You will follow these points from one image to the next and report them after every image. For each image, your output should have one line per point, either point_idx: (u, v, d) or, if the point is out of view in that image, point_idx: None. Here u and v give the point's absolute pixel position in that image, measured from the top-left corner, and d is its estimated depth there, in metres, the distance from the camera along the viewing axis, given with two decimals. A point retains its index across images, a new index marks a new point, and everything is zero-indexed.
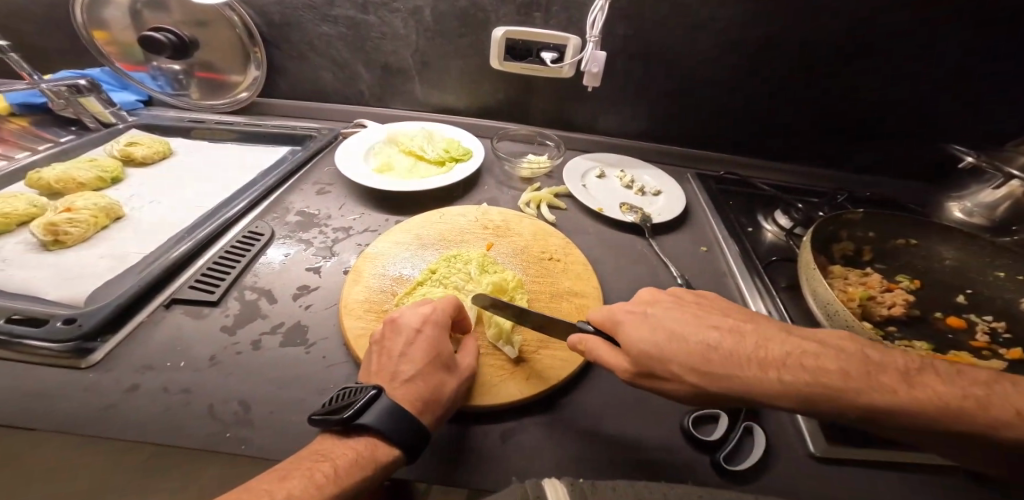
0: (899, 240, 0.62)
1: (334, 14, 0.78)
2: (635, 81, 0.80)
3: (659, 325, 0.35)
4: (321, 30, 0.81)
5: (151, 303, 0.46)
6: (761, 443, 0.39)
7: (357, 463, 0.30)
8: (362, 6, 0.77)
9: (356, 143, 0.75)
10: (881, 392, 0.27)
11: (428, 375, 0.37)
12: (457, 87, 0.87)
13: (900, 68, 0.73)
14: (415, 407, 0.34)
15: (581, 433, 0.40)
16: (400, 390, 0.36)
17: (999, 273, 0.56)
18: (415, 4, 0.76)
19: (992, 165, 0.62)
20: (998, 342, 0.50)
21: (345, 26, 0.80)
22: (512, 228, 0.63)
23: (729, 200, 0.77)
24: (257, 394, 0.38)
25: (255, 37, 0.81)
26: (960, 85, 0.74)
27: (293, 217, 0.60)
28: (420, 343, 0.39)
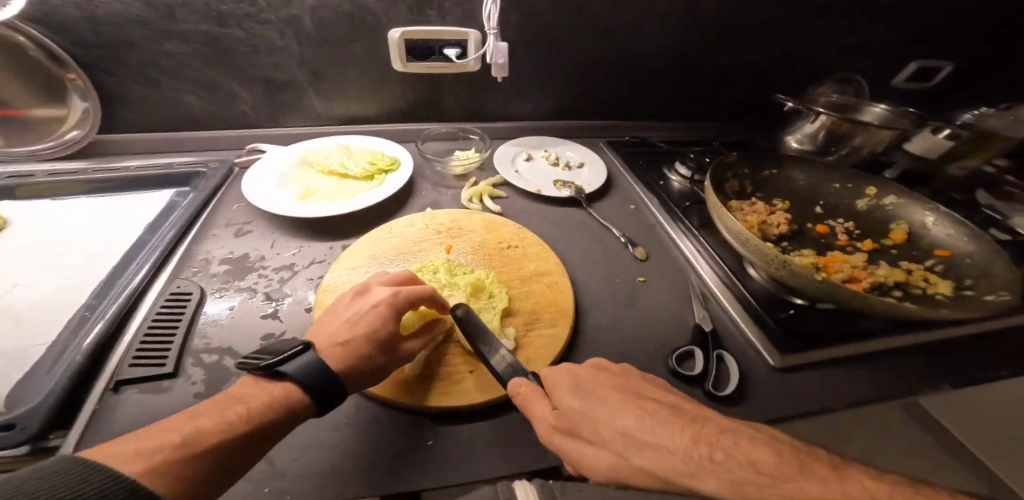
0: (766, 170, 0.77)
1: (182, 30, 0.67)
2: (536, 66, 0.85)
3: (570, 385, 0.38)
4: (165, 47, 0.68)
5: (91, 391, 0.36)
6: (735, 367, 0.48)
7: (269, 405, 0.33)
8: (219, 18, 0.67)
9: (262, 172, 0.67)
10: (673, 455, 0.30)
11: (359, 347, 0.40)
12: (361, 95, 0.82)
13: (740, 37, 0.90)
14: (337, 368, 0.38)
15: None
16: (331, 353, 0.39)
17: (835, 184, 0.75)
18: (289, 12, 0.68)
19: (809, 108, 0.83)
20: (853, 238, 0.68)
21: (202, 42, 0.69)
22: (463, 225, 0.63)
23: (640, 160, 0.87)
24: (280, 449, 0.38)
25: (65, 59, 0.66)
26: (782, 44, 0.93)
27: (219, 267, 0.52)
28: (366, 319, 0.41)
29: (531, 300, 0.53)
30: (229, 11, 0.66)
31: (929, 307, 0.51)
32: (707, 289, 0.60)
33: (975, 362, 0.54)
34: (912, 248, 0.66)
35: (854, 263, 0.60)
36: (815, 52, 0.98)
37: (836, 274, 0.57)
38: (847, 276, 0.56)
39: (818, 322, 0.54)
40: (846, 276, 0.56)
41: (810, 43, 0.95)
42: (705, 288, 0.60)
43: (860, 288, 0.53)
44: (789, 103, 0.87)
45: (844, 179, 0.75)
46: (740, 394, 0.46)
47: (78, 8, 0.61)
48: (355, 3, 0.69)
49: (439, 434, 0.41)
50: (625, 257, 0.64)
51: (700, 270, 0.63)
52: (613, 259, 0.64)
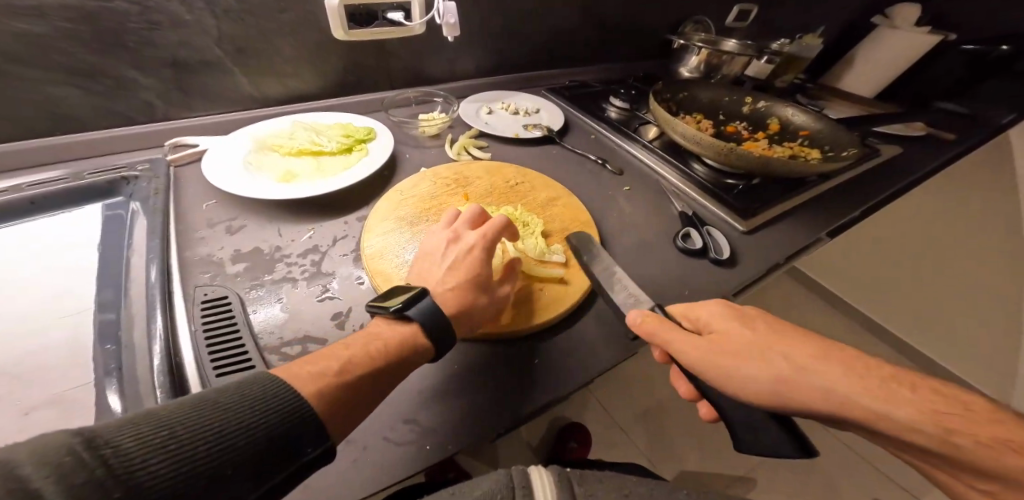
0: (681, 94, 0.94)
1: (33, 3, 0.50)
2: (473, 24, 0.87)
3: (720, 313, 0.39)
4: (16, 26, 0.50)
5: None
6: (720, 236, 0.63)
7: (400, 344, 0.36)
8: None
9: (220, 164, 0.58)
10: (848, 379, 0.32)
11: (466, 290, 0.43)
12: (298, 70, 0.74)
13: None
14: (451, 310, 0.41)
15: (638, 286, 0.55)
16: (444, 298, 0.42)
17: (729, 97, 0.97)
18: None
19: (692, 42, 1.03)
20: (751, 133, 0.90)
21: (68, 19, 0.52)
22: (468, 175, 0.65)
23: (582, 99, 0.97)
24: (416, 409, 0.39)
25: None
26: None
27: (235, 266, 0.47)
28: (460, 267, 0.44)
29: (558, 221, 0.59)
30: None
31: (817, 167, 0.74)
32: (675, 188, 0.75)
33: (836, 203, 0.81)
34: (786, 133, 0.90)
35: (760, 148, 0.81)
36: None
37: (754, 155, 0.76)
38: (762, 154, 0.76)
39: (755, 195, 0.74)
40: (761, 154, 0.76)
41: None
42: (674, 188, 0.75)
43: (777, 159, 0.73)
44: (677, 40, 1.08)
45: (732, 93, 0.97)
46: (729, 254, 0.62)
47: None
48: None
49: (541, 352, 0.46)
50: (606, 176, 0.75)
51: (665, 176, 0.77)
52: (599, 180, 0.74)
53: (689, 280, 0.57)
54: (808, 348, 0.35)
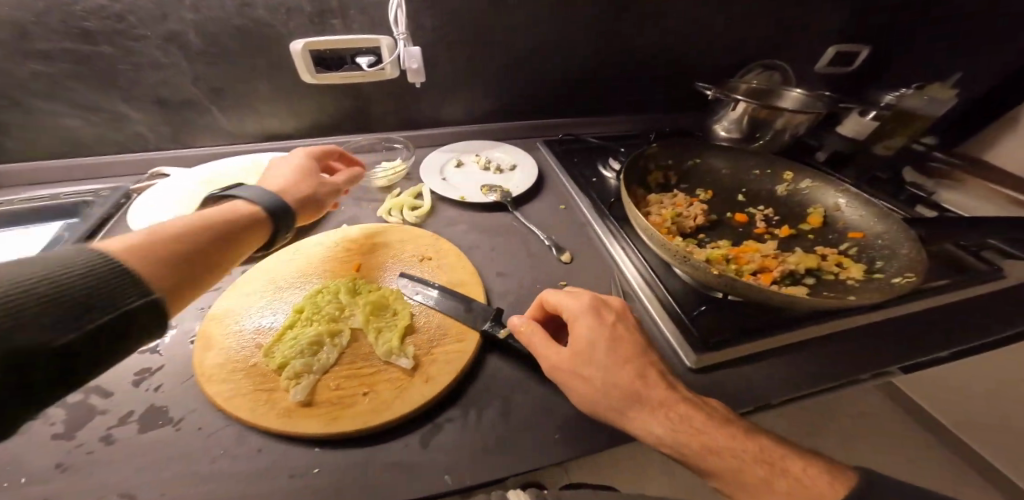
0: (688, 161, 0.72)
1: (40, 49, 0.56)
2: (458, 71, 0.83)
3: (583, 326, 0.40)
4: (28, 67, 0.57)
5: None
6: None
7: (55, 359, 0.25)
8: (82, 34, 0.56)
9: (158, 199, 0.61)
10: (683, 423, 0.35)
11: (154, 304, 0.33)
12: (275, 111, 0.75)
13: (670, 28, 0.89)
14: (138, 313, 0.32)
15: (509, 420, 0.42)
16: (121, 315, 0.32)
17: (758, 171, 0.71)
18: (168, 28, 0.60)
19: (723, 94, 0.79)
20: (772, 226, 0.64)
21: (69, 61, 0.58)
22: (376, 240, 0.60)
23: (573, 157, 0.87)
24: (142, 483, 0.34)
25: None
26: (709, 39, 0.93)
27: None
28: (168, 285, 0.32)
29: (440, 311, 0.51)
30: (96, 28, 0.56)
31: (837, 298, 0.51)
32: (631, 285, 0.61)
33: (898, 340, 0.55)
34: (829, 232, 0.63)
35: (767, 252, 0.57)
36: (749, 43, 0.97)
37: (746, 266, 0.54)
38: (757, 267, 0.53)
39: (728, 319, 0.55)
40: (756, 266, 0.53)
41: (742, 34, 0.94)
42: (626, 288, 0.61)
43: (769, 280, 0.51)
44: (706, 91, 0.82)
45: (763, 166, 0.71)
46: None
47: None
48: (249, 17, 0.62)
49: (328, 459, 0.38)
50: (550, 261, 0.64)
51: (624, 270, 0.64)
52: (538, 263, 0.63)
53: (577, 418, 0.43)
54: (635, 372, 0.38)
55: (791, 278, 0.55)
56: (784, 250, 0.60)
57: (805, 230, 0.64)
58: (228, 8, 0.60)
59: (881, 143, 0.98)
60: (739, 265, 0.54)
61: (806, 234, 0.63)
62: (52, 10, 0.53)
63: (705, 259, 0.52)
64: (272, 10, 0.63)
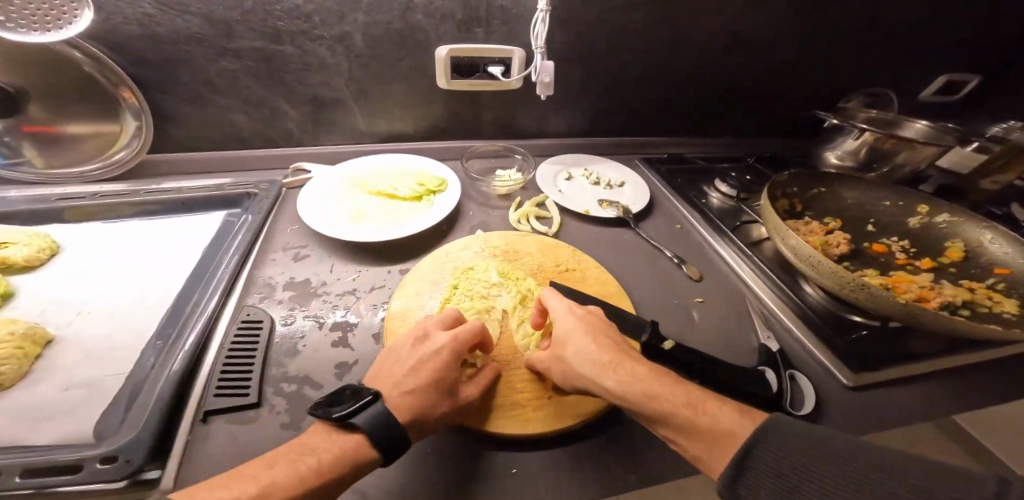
0: (814, 189, 0.72)
1: (236, 46, 0.62)
2: (573, 86, 0.86)
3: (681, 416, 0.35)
4: (220, 65, 0.63)
5: (184, 420, 0.36)
6: (807, 386, 0.49)
7: (340, 458, 0.32)
8: (273, 34, 0.63)
9: (311, 196, 0.65)
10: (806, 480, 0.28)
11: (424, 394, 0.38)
12: (404, 114, 0.80)
13: (778, 53, 0.90)
14: (408, 419, 0.36)
15: None
16: (400, 403, 0.36)
17: (888, 203, 0.70)
18: (341, 30, 0.65)
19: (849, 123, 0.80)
20: (911, 257, 0.63)
21: (255, 59, 0.64)
22: (518, 248, 0.62)
23: (678, 178, 0.88)
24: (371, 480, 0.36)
25: (123, 78, 0.60)
26: (811, 64, 0.94)
27: (283, 293, 0.51)
28: (430, 363, 0.39)
29: None
30: (285, 27, 0.62)
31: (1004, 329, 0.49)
32: (768, 309, 0.61)
33: None
34: (969, 266, 0.62)
35: (921, 284, 0.56)
36: (849, 69, 0.98)
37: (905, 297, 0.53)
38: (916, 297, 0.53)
39: (877, 344, 0.54)
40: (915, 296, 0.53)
41: (841, 63, 0.96)
42: (764, 310, 0.61)
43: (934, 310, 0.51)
44: (827, 118, 0.83)
45: (895, 196, 0.70)
46: (816, 408, 0.47)
47: (140, 25, 0.57)
48: (404, 19, 0.67)
49: (527, 462, 0.40)
50: (679, 278, 0.65)
51: (756, 291, 0.63)
52: (669, 281, 0.64)
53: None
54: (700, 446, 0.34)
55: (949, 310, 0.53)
56: (934, 283, 0.58)
57: (945, 264, 0.62)
58: (393, 11, 0.65)
59: (987, 180, 0.95)
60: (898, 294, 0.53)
61: (947, 269, 0.62)
62: (256, 11, 0.60)
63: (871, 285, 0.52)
64: (428, 16, 0.67)
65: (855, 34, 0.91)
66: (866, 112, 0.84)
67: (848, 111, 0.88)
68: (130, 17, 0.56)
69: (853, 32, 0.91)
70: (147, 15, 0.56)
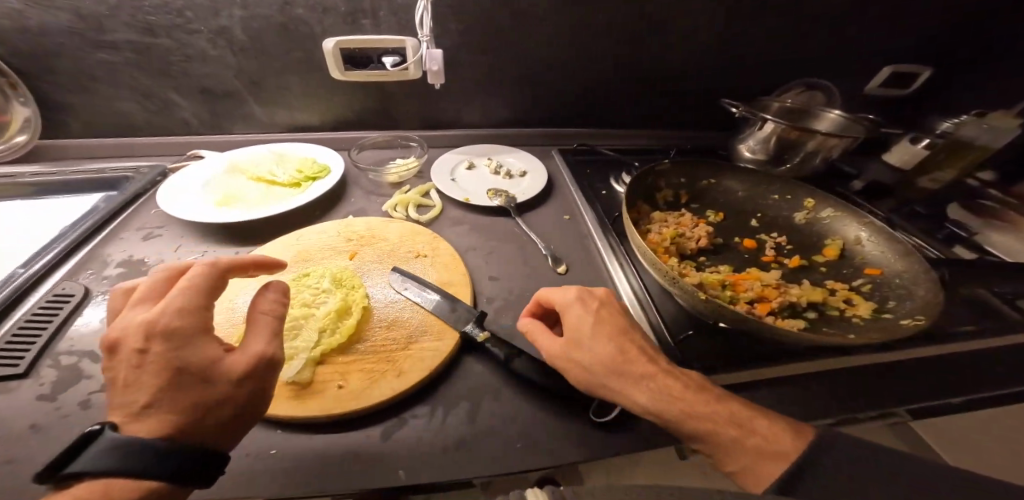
0: (703, 181, 0.70)
1: (112, 39, 0.63)
2: (486, 74, 0.82)
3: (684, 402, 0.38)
4: (99, 56, 0.65)
5: None
6: None
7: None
8: (147, 28, 0.63)
9: (185, 180, 0.67)
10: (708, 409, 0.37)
11: (172, 401, 0.29)
12: (306, 104, 0.78)
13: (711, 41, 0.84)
14: (167, 431, 0.28)
15: (461, 431, 0.43)
16: (141, 424, 0.28)
17: (777, 196, 0.67)
18: (217, 23, 0.65)
19: (751, 113, 0.76)
20: (782, 254, 0.60)
21: (136, 52, 0.65)
22: (377, 234, 0.63)
23: (587, 169, 0.86)
24: None
25: (5, 70, 0.63)
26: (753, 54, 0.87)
27: (113, 269, 0.54)
28: (154, 365, 0.29)
29: (424, 309, 0.53)
30: (157, 22, 0.63)
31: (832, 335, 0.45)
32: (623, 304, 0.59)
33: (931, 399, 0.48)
34: (843, 266, 0.57)
35: (768, 281, 0.53)
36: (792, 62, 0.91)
37: (743, 295, 0.51)
38: (755, 296, 0.50)
39: (715, 343, 0.52)
40: (753, 295, 0.50)
41: (786, 55, 0.89)
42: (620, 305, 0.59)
43: (761, 310, 0.48)
44: (732, 109, 0.80)
45: (782, 191, 0.67)
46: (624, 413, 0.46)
47: (10, 18, 0.59)
48: (284, 14, 0.66)
49: (287, 443, 0.39)
50: (546, 272, 0.63)
51: (619, 286, 0.61)
52: (532, 273, 0.63)
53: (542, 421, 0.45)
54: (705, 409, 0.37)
55: (790, 311, 0.50)
56: (790, 281, 0.55)
57: (818, 261, 0.58)
58: (269, 4, 0.64)
59: (926, 177, 0.88)
60: (735, 292, 0.51)
61: (817, 267, 0.57)
62: (124, 6, 0.60)
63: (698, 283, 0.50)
64: (309, 9, 0.66)
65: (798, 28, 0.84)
66: (777, 101, 0.80)
67: (761, 100, 0.84)
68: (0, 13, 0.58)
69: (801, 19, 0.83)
70: (17, 11, 0.58)
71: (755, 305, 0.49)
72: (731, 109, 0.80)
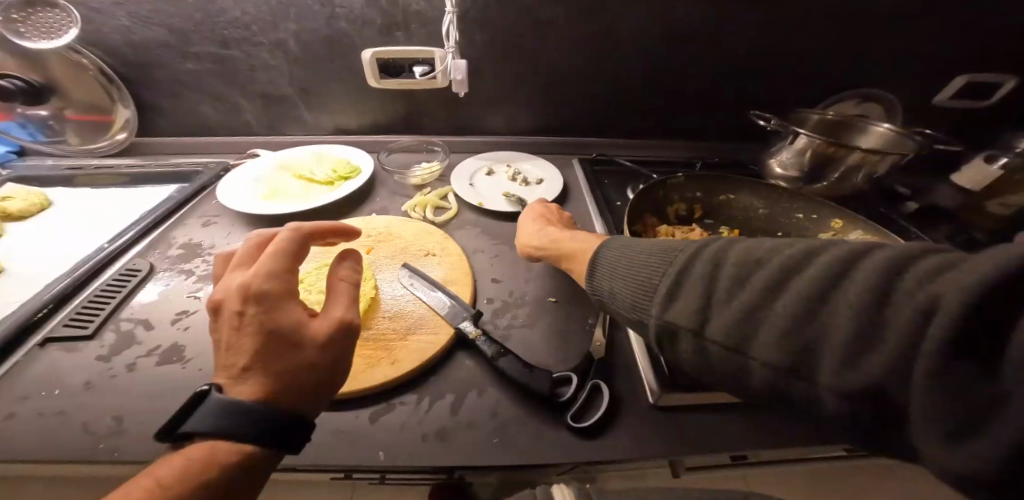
0: (721, 196, 0.68)
1: (195, 51, 0.75)
2: (511, 83, 0.85)
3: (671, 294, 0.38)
4: (184, 66, 0.77)
5: (29, 343, 0.49)
6: (604, 397, 0.48)
7: (190, 467, 0.28)
8: (221, 41, 0.74)
9: (240, 175, 0.77)
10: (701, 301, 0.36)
11: (270, 360, 0.33)
12: (346, 109, 0.86)
13: (746, 49, 0.80)
14: (267, 391, 0.32)
15: (443, 420, 0.47)
16: (246, 386, 0.32)
17: (800, 215, 0.65)
18: (277, 37, 0.74)
19: (781, 127, 0.72)
20: None
21: (211, 62, 0.76)
22: (394, 233, 0.68)
23: (605, 179, 0.86)
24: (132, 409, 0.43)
25: (112, 76, 0.77)
26: (796, 62, 0.82)
27: (175, 250, 0.65)
28: (254, 327, 0.34)
29: (426, 305, 0.57)
30: (229, 35, 0.73)
31: None
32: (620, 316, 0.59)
33: None
34: None
35: None
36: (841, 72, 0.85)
37: None
38: None
39: None
40: None
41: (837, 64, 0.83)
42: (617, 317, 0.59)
43: None
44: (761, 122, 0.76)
45: (807, 209, 0.65)
46: (604, 422, 0.47)
47: (120, 34, 0.72)
48: (332, 28, 0.73)
49: None
50: (548, 279, 0.65)
51: None
52: (534, 278, 0.65)
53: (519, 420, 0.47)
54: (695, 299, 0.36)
55: None
56: None
57: None
58: (319, 19, 0.72)
59: (996, 201, 0.77)
60: None
61: None
62: (205, 22, 0.71)
63: None
64: (352, 23, 0.73)
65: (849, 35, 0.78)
66: (815, 113, 0.75)
67: (797, 112, 0.79)
68: (114, 29, 0.71)
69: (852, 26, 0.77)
70: (125, 27, 0.71)
71: None
72: (760, 121, 0.77)
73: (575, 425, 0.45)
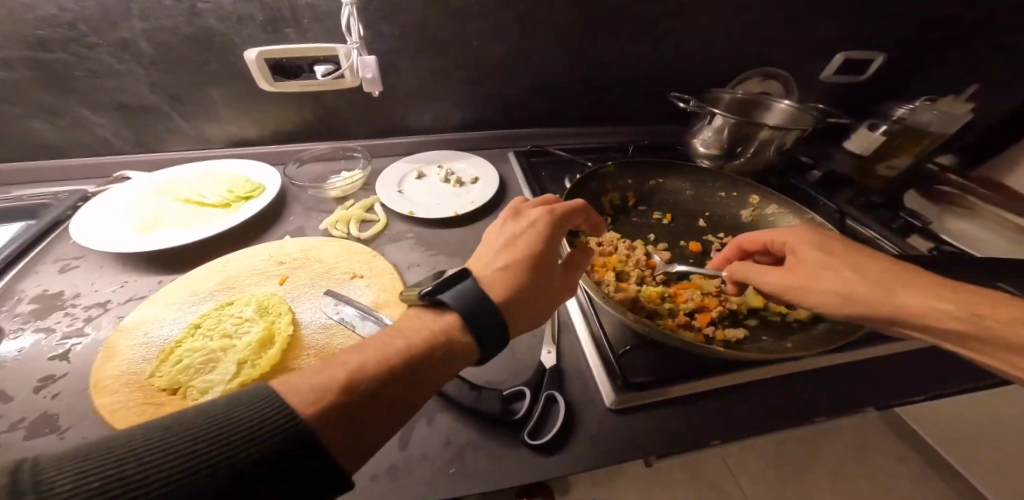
0: (652, 181, 0.69)
1: (3, 57, 0.59)
2: (429, 78, 0.78)
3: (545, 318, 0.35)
4: None
5: None
6: (560, 405, 0.46)
7: (427, 340, 0.32)
8: (38, 43, 0.58)
9: (109, 204, 0.64)
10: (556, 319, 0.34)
11: (517, 273, 0.39)
12: (238, 117, 0.74)
13: (659, 34, 0.81)
14: (506, 294, 0.37)
15: (385, 462, 0.42)
16: (492, 279, 0.38)
17: (722, 194, 0.68)
18: (119, 35, 0.60)
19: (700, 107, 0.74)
20: None
21: (33, 68, 0.61)
22: (312, 255, 0.60)
23: (542, 171, 0.84)
24: None
25: None
26: (707, 45, 0.84)
27: (26, 306, 0.51)
28: (527, 235, 0.42)
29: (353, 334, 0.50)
30: (49, 36, 0.58)
31: (769, 349, 0.48)
32: (569, 317, 0.58)
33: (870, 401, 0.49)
34: None
35: (709, 289, 0.54)
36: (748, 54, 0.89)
37: (684, 306, 0.51)
38: (695, 307, 0.51)
39: (655, 357, 0.52)
40: (694, 306, 0.51)
41: (743, 46, 0.86)
42: (566, 318, 0.58)
43: (700, 323, 0.49)
44: (682, 104, 0.78)
45: (729, 188, 0.68)
46: (562, 433, 0.45)
47: None
48: (193, 24, 0.61)
49: None
50: None
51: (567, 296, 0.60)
52: None
53: (471, 443, 0.44)
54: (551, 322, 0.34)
55: (731, 318, 0.52)
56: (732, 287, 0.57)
57: None
58: (173, 15, 0.60)
59: (883, 165, 0.88)
60: (675, 303, 0.52)
61: None
62: (8, 21, 0.56)
63: (636, 300, 0.50)
64: (221, 19, 0.61)
65: (751, 19, 0.81)
66: (727, 93, 0.78)
67: (712, 92, 0.82)
68: None
69: (752, 9, 0.80)
70: None
71: (697, 317, 0.50)
72: (680, 103, 0.78)
73: (534, 442, 0.43)
